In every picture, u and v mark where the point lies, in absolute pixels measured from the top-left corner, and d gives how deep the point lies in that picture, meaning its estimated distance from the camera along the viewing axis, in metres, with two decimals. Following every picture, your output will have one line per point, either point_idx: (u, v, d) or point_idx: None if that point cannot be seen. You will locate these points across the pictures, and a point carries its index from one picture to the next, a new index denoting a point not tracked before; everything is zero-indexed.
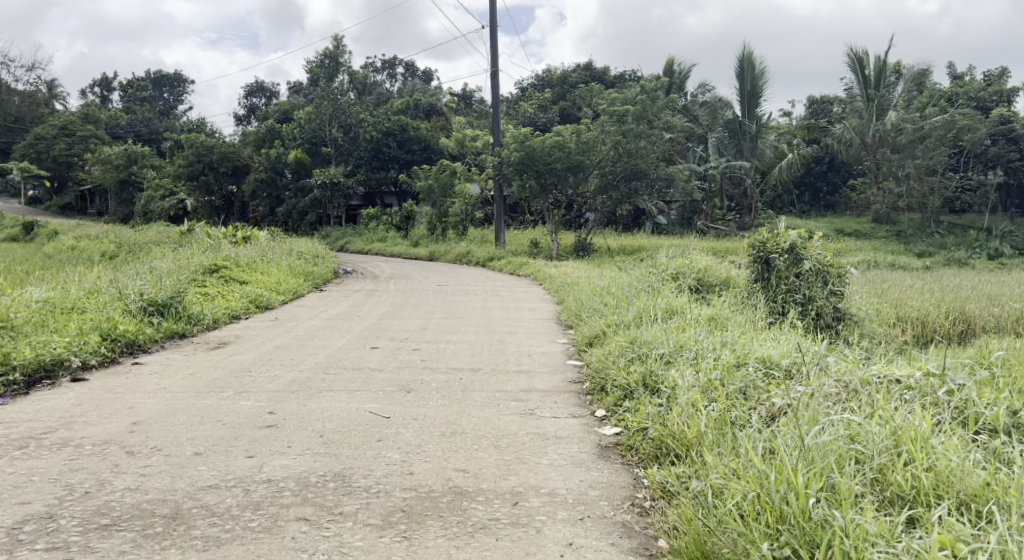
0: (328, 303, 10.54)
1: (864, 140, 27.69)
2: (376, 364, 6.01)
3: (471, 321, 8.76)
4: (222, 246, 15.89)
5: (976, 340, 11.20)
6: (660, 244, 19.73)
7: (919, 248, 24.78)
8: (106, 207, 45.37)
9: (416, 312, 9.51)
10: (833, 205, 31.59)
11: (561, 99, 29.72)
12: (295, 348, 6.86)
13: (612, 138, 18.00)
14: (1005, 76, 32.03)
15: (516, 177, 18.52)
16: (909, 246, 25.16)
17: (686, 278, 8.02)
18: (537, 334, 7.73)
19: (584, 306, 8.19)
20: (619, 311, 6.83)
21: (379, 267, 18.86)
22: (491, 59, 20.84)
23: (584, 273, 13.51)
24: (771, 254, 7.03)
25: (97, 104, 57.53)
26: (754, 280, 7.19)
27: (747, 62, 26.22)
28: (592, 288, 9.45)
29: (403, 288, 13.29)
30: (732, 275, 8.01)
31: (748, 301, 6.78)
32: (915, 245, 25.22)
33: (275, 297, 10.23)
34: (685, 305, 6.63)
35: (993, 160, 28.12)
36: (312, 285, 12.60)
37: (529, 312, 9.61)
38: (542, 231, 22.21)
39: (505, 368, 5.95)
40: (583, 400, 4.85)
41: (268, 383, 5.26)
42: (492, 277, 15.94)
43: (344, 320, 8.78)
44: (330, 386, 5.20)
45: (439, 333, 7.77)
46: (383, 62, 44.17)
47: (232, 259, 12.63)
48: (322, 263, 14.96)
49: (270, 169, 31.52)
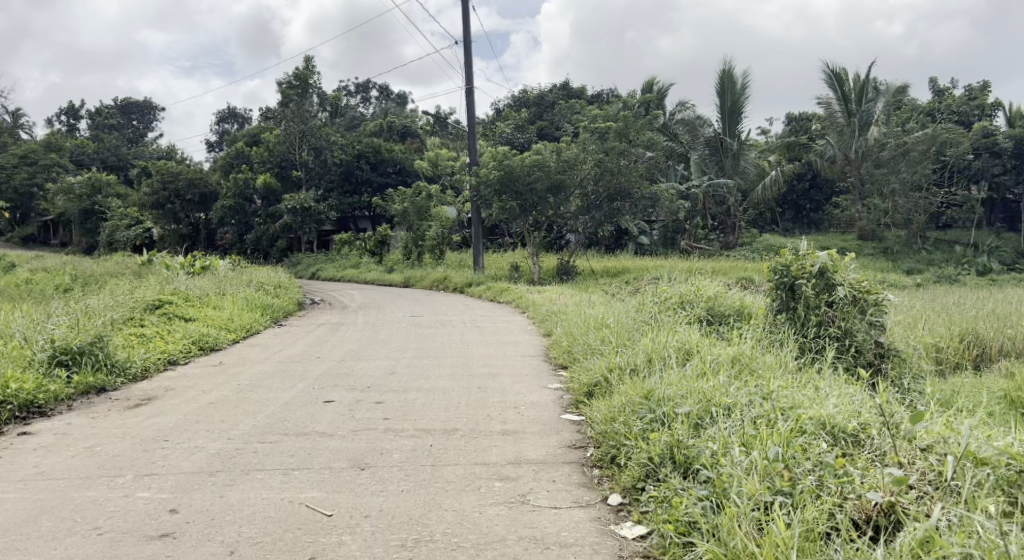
0: (284, 341, 9.33)
1: (847, 155, 26.98)
2: (326, 426, 4.84)
3: (446, 361, 7.60)
4: (175, 279, 14.62)
5: (995, 367, 10.21)
6: (644, 267, 18.76)
7: (908, 265, 24.08)
8: (70, 237, 43.72)
9: (384, 351, 8.32)
10: (817, 222, 30.82)
11: (538, 119, 28.99)
12: (233, 403, 5.67)
13: (593, 157, 17.05)
14: (986, 89, 31.61)
15: (495, 199, 17.50)
16: (897, 263, 24.39)
17: (694, 307, 6.95)
18: (523, 378, 6.59)
19: (577, 343, 7.08)
20: (622, 352, 5.75)
21: (349, 296, 17.75)
22: (465, 77, 20.00)
23: (570, 300, 12.40)
24: (796, 279, 6.00)
25: (64, 133, 55.92)
26: (777, 309, 6.15)
27: (727, 77, 25.48)
28: (586, 319, 8.34)
29: (373, 319, 12.09)
30: (749, 302, 6.96)
31: (773, 336, 5.74)
32: (904, 263, 24.46)
33: (223, 336, 9.01)
34: (701, 342, 5.62)
35: (977, 174, 27.55)
36: (269, 320, 11.36)
37: (512, 348, 8.44)
38: (522, 254, 21.23)
39: (487, 428, 4.80)
40: (589, 478, 3.81)
41: (180, 461, 4.07)
42: (471, 304, 14.89)
43: (300, 363, 7.60)
44: (262, 464, 4.03)
45: (409, 379, 6.59)
46: (356, 85, 43.14)
47: (181, 293, 11.41)
48: (283, 293, 13.72)
49: (238, 195, 30.23)
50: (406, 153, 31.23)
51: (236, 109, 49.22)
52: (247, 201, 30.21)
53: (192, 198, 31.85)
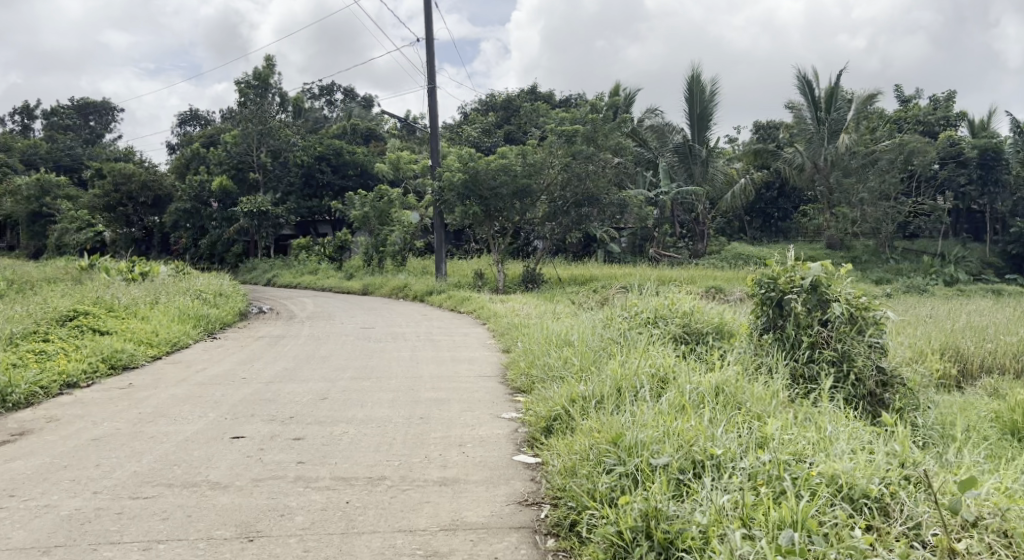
0: (212, 358, 8.37)
1: (816, 163, 26.60)
2: (223, 474, 3.92)
3: (389, 383, 6.70)
4: (109, 286, 13.50)
5: (978, 385, 9.60)
6: (612, 275, 18.08)
7: (877, 275, 23.74)
8: (19, 241, 41.81)
9: (321, 370, 7.38)
10: (785, 231, 30.39)
11: (505, 124, 28.18)
12: (123, 438, 4.73)
13: (560, 161, 16.31)
14: (952, 98, 31.54)
15: (458, 203, 16.65)
16: (866, 273, 24.05)
17: (668, 324, 6.14)
18: (473, 406, 5.73)
19: (537, 364, 6.23)
20: (586, 379, 4.91)
21: (302, 304, 16.77)
22: (427, 76, 19.16)
23: (533, 312, 11.55)
24: (786, 294, 5.23)
25: (18, 134, 53.66)
26: (763, 328, 5.36)
27: (696, 82, 25.00)
28: (547, 336, 7.49)
29: (318, 332, 11.07)
30: (730, 317, 6.17)
31: (760, 362, 4.97)
32: (873, 272, 24.10)
33: (141, 351, 8.03)
34: (678, 366, 4.86)
35: (943, 183, 27.36)
36: (202, 333, 10.31)
37: (466, 367, 7.54)
38: (486, 261, 20.33)
39: (421, 477, 3.93)
40: (541, 553, 3.02)
41: (11, 531, 3.17)
42: (429, 314, 13.99)
43: (220, 386, 6.64)
44: (118, 534, 3.14)
45: (341, 407, 5.67)
46: (320, 88, 41.86)
47: (106, 304, 10.36)
48: (224, 303, 12.66)
49: (194, 198, 28.92)
50: (368, 155, 30.18)
51: (197, 112, 47.65)
52: (202, 204, 28.87)
53: (144, 201, 30.43)
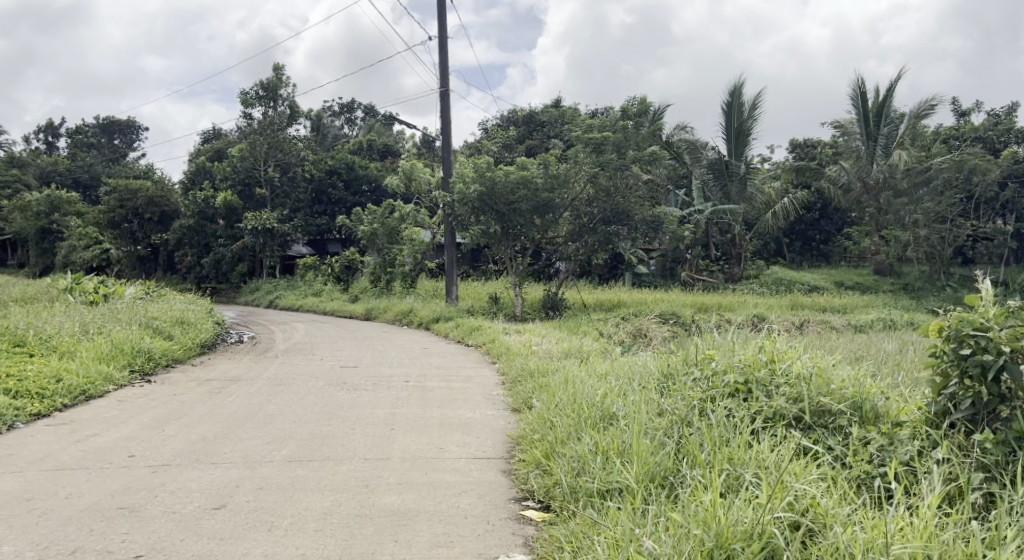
0: (114, 417, 6.15)
1: (864, 183, 23.73)
2: None
3: (336, 474, 4.42)
4: (54, 312, 11.32)
5: None
6: (643, 301, 15.80)
7: (932, 304, 19.33)
8: (27, 259, 40.10)
9: (249, 445, 5.12)
10: (828, 256, 27.83)
11: (527, 139, 26.02)
12: None
13: (587, 172, 13.99)
14: (1014, 112, 28.75)
15: (472, 219, 14.39)
16: (919, 301, 19.83)
17: (771, 398, 3.82)
18: (446, 539, 3.40)
19: (562, 459, 3.96)
20: (666, 524, 2.75)
21: (290, 331, 14.56)
22: (440, 79, 17.00)
23: (555, 351, 9.17)
24: (1012, 359, 2.97)
25: (41, 151, 52.43)
26: (969, 416, 3.12)
27: (736, 93, 22.73)
28: (574, 398, 5.13)
29: (284, 374, 8.76)
30: (873, 384, 3.83)
31: (985, 495, 2.79)
32: (928, 299, 20.25)
33: (7, 409, 5.80)
34: (830, 498, 2.75)
35: (1007, 205, 24.67)
36: (133, 374, 8.09)
37: (455, 441, 5.21)
38: (503, 284, 18.07)
39: None
40: None
41: None
42: (429, 347, 11.65)
43: (81, 475, 4.40)
44: None
45: (232, 540, 3.40)
46: (339, 105, 39.65)
47: (12, 338, 8.18)
48: (182, 334, 10.43)
49: (199, 214, 26.29)
50: (382, 169, 28.24)
51: (218, 129, 45.87)
52: (207, 221, 26.44)
53: (150, 217, 28.42)
